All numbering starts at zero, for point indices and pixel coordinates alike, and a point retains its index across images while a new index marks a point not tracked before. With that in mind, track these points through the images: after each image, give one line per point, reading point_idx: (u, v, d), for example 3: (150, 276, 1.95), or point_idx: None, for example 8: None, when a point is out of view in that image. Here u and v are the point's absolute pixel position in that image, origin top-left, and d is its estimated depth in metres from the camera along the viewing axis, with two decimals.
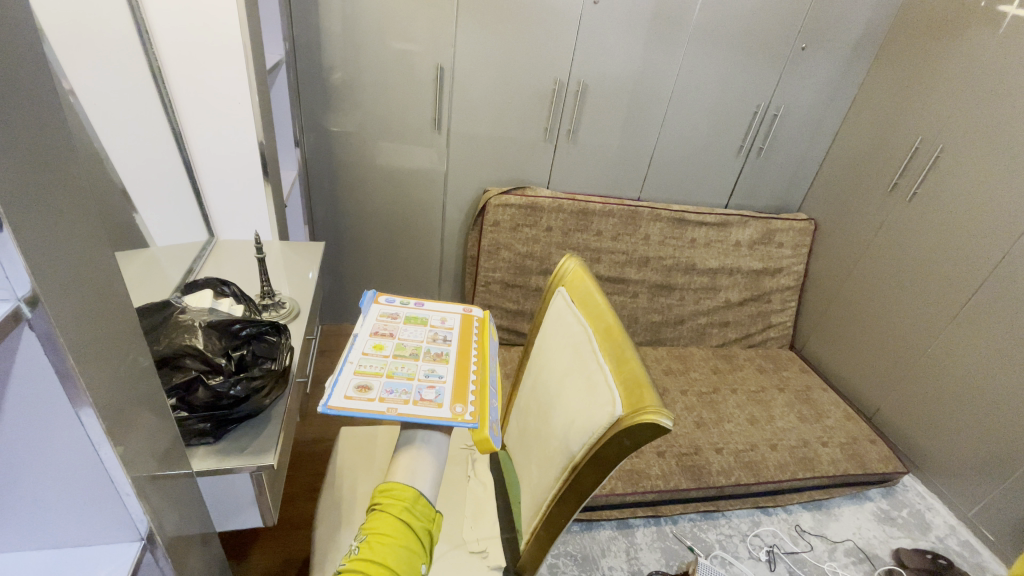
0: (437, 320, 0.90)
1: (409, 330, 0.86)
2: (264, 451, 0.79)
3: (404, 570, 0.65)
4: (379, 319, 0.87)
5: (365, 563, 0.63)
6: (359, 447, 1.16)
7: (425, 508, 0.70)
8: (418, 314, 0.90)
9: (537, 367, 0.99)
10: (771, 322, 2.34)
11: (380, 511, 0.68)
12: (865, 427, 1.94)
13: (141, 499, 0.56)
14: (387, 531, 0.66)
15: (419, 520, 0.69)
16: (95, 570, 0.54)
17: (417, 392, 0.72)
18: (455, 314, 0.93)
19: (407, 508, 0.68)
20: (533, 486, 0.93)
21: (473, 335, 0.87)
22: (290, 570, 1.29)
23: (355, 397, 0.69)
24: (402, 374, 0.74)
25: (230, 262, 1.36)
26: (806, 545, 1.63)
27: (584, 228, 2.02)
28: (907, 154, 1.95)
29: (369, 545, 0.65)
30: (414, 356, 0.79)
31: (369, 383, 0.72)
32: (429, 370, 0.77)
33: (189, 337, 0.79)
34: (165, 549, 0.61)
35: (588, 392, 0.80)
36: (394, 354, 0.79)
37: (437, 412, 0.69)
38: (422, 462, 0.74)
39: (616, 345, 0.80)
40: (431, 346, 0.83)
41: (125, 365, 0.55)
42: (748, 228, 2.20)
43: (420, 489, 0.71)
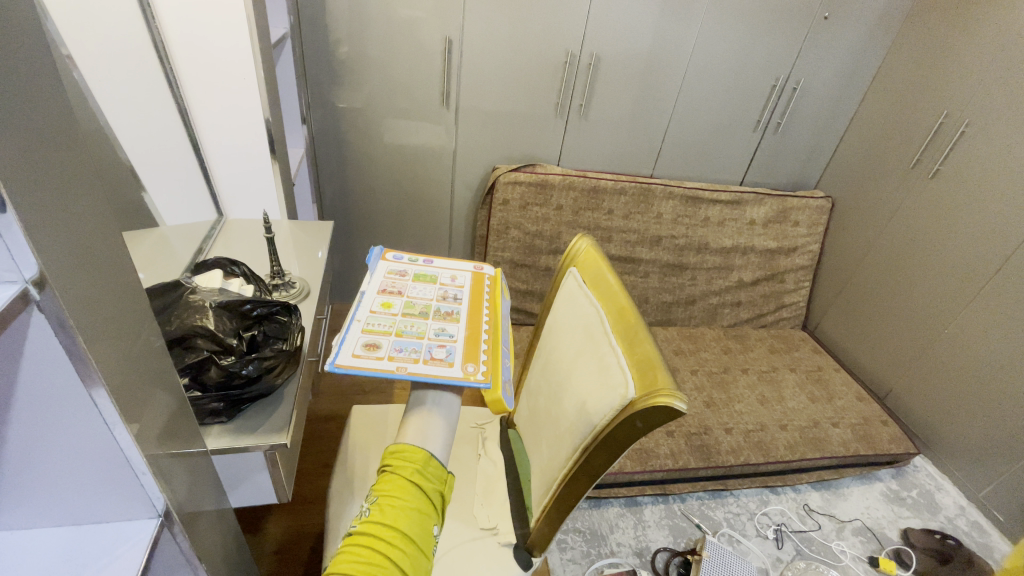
0: (446, 279, 0.90)
1: (418, 288, 0.85)
2: (277, 430, 0.80)
3: (415, 532, 0.65)
4: (387, 276, 0.87)
5: (375, 526, 0.64)
6: (370, 425, 1.16)
7: (436, 469, 0.70)
8: (426, 272, 0.90)
9: (549, 350, 0.98)
10: (784, 302, 2.31)
11: (390, 473, 0.68)
12: (876, 408, 1.93)
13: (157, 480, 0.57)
14: (396, 493, 0.66)
15: (431, 482, 0.69)
16: (115, 546, 0.56)
17: (427, 350, 0.71)
18: (466, 273, 0.92)
19: (418, 470, 0.68)
20: (543, 465, 0.93)
21: (484, 294, 0.87)
22: (304, 543, 1.32)
23: (366, 353, 0.68)
24: (411, 333, 0.74)
25: (238, 241, 1.36)
26: (814, 524, 1.62)
27: (595, 207, 1.99)
28: (930, 131, 1.87)
29: (381, 508, 0.65)
30: (423, 315, 0.79)
31: (378, 341, 0.71)
32: (440, 329, 0.76)
33: (199, 317, 0.76)
34: (180, 522, 0.63)
35: (599, 375, 0.79)
36: (403, 313, 0.78)
37: (448, 370, 0.68)
38: (433, 423, 0.73)
39: (629, 327, 0.78)
40: (442, 304, 0.82)
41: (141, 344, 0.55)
42: (762, 207, 2.15)
43: (431, 452, 0.70)
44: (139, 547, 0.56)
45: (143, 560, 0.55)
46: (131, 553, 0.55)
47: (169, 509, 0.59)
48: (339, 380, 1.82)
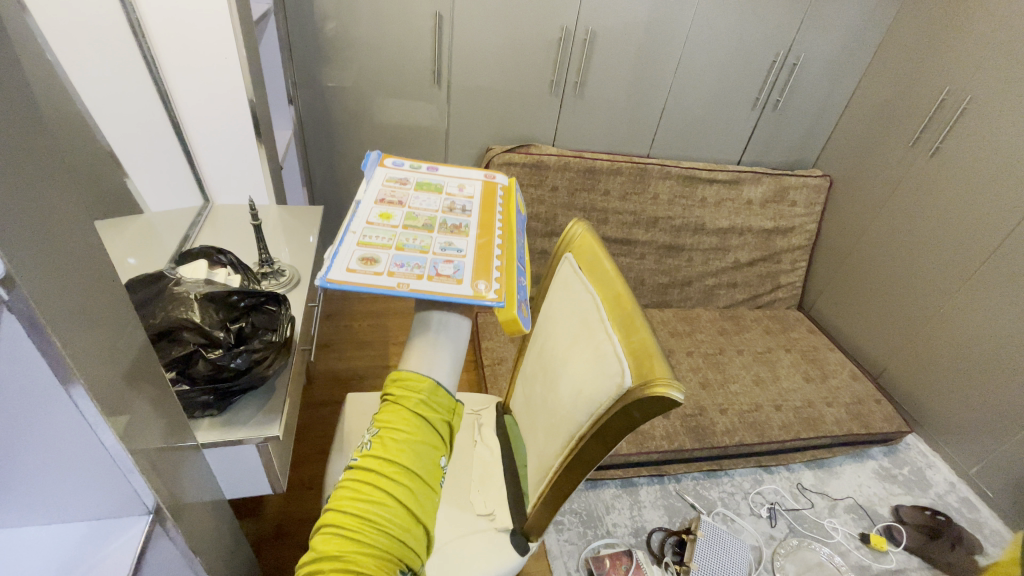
0: (452, 188, 0.82)
1: (420, 198, 0.78)
2: (270, 422, 0.79)
3: (422, 466, 0.59)
4: (387, 184, 0.79)
5: (376, 462, 0.57)
6: (366, 412, 1.15)
7: (444, 399, 0.62)
8: (430, 180, 0.81)
9: (545, 337, 0.96)
10: (780, 282, 2.31)
11: (392, 403, 0.61)
12: (870, 387, 1.95)
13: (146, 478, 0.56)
14: (399, 426, 0.59)
15: (438, 413, 0.62)
16: (107, 544, 0.55)
17: (432, 267, 0.65)
18: (475, 182, 0.84)
19: (422, 401, 0.61)
20: (539, 452, 0.92)
21: (495, 205, 0.79)
22: (303, 528, 1.33)
23: (363, 268, 0.61)
24: (414, 247, 0.67)
25: (226, 228, 1.33)
26: (807, 502, 1.64)
27: (591, 187, 1.96)
28: (931, 108, 1.84)
29: (381, 442, 0.59)
30: (428, 228, 0.71)
31: (377, 255, 0.64)
32: (446, 243, 0.69)
33: (185, 309, 0.74)
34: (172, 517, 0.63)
35: (595, 364, 0.78)
36: (404, 225, 0.70)
37: (456, 288, 0.61)
38: (438, 349, 0.64)
39: (625, 314, 0.77)
40: (448, 216, 0.75)
41: (125, 341, 0.53)
42: (760, 186, 2.12)
43: (438, 380, 0.62)
44: (128, 547, 0.56)
45: (132, 560, 0.55)
46: (120, 553, 0.54)
47: (160, 506, 0.59)
48: (334, 365, 1.81)
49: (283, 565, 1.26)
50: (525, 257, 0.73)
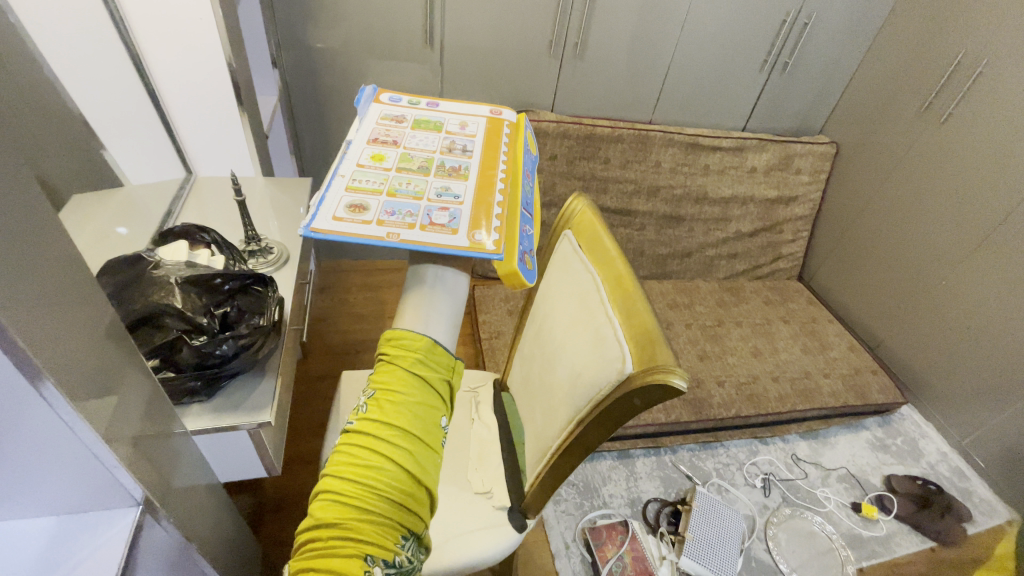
0: (452, 128, 0.79)
1: (417, 139, 0.75)
2: (261, 408, 0.77)
3: (423, 428, 0.55)
4: (381, 124, 0.77)
5: (373, 425, 0.53)
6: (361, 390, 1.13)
7: (443, 357, 0.58)
8: (428, 120, 0.79)
9: (543, 317, 0.93)
10: (781, 253, 2.27)
11: (388, 362, 0.56)
12: (867, 358, 1.95)
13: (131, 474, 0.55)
14: (396, 386, 0.55)
15: (437, 372, 0.57)
16: (98, 537, 0.55)
17: (425, 213, 0.62)
18: (477, 121, 0.81)
19: (419, 360, 0.56)
20: (537, 433, 0.91)
21: (498, 144, 0.76)
22: (302, 503, 1.34)
23: (353, 215, 0.59)
24: (407, 192, 0.64)
25: (210, 201, 1.27)
26: (801, 472, 1.66)
27: (591, 156, 1.89)
28: (946, 71, 1.76)
29: (378, 404, 0.54)
30: (423, 172, 0.69)
31: (367, 203, 0.62)
32: (442, 188, 0.67)
33: (165, 294, 0.71)
34: (163, 506, 0.62)
35: (594, 348, 0.75)
36: (398, 168, 0.69)
37: (447, 235, 0.59)
38: (434, 304, 0.59)
39: (626, 296, 0.74)
40: (445, 158, 0.72)
41: (105, 337, 0.51)
42: (764, 153, 2.06)
43: (435, 338, 0.58)
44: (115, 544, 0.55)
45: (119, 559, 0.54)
46: (110, 548, 0.54)
47: (149, 498, 0.59)
48: (329, 339, 1.79)
49: (284, 537, 1.28)
50: (528, 199, 0.70)
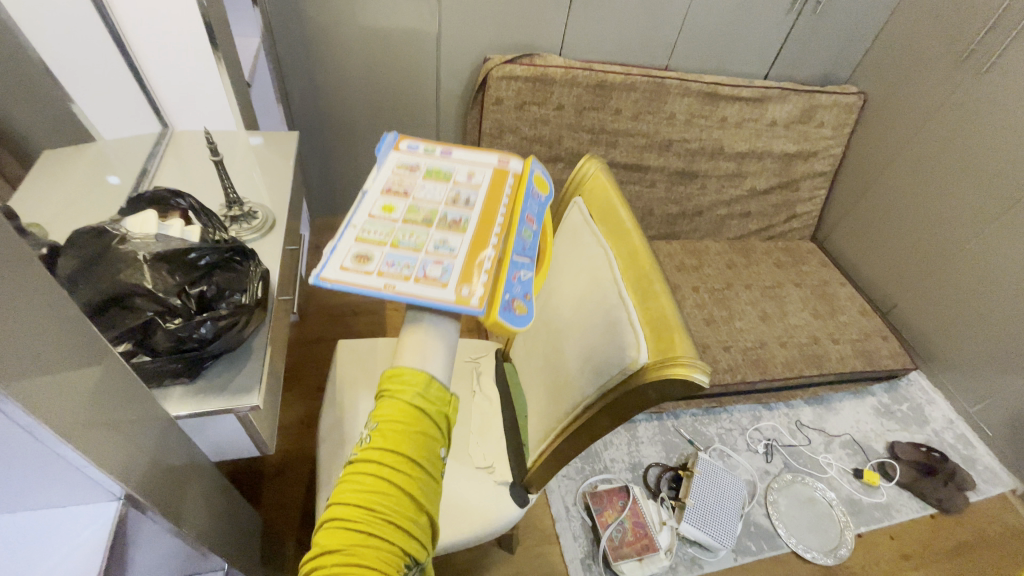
0: (465, 174, 0.70)
1: (428, 188, 0.67)
2: (247, 391, 0.72)
3: (424, 459, 0.54)
4: (396, 169, 0.69)
5: (376, 456, 0.53)
6: (358, 360, 1.09)
7: (441, 391, 0.57)
8: (443, 167, 0.70)
9: (549, 291, 0.87)
10: (796, 212, 2.17)
11: (388, 395, 0.55)
12: (878, 323, 1.90)
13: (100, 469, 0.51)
14: (396, 418, 0.53)
15: (436, 406, 0.56)
16: (80, 534, 0.52)
17: (421, 268, 0.57)
18: (492, 167, 0.71)
19: (420, 394, 0.55)
20: (541, 412, 0.87)
21: (506, 194, 0.67)
22: (304, 466, 1.34)
23: (353, 267, 0.55)
24: (408, 245, 0.59)
25: (190, 157, 1.18)
26: (804, 438, 1.65)
27: (601, 106, 1.75)
28: (996, 12, 1.59)
29: (380, 435, 0.54)
30: (427, 223, 0.62)
31: (371, 250, 0.57)
32: (442, 242, 0.60)
33: (133, 271, 0.63)
34: (142, 494, 0.59)
35: (604, 332, 0.69)
36: (404, 219, 0.62)
37: (436, 291, 0.54)
38: (431, 344, 0.56)
39: (643, 278, 0.67)
40: (451, 210, 0.64)
41: (56, 326, 0.45)
42: (786, 105, 1.91)
43: (434, 373, 0.56)
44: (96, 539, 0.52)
45: (104, 555, 0.51)
46: (94, 542, 0.52)
47: (128, 491, 0.57)
48: (326, 300, 1.74)
49: (287, 501, 1.28)
50: (532, 245, 0.62)
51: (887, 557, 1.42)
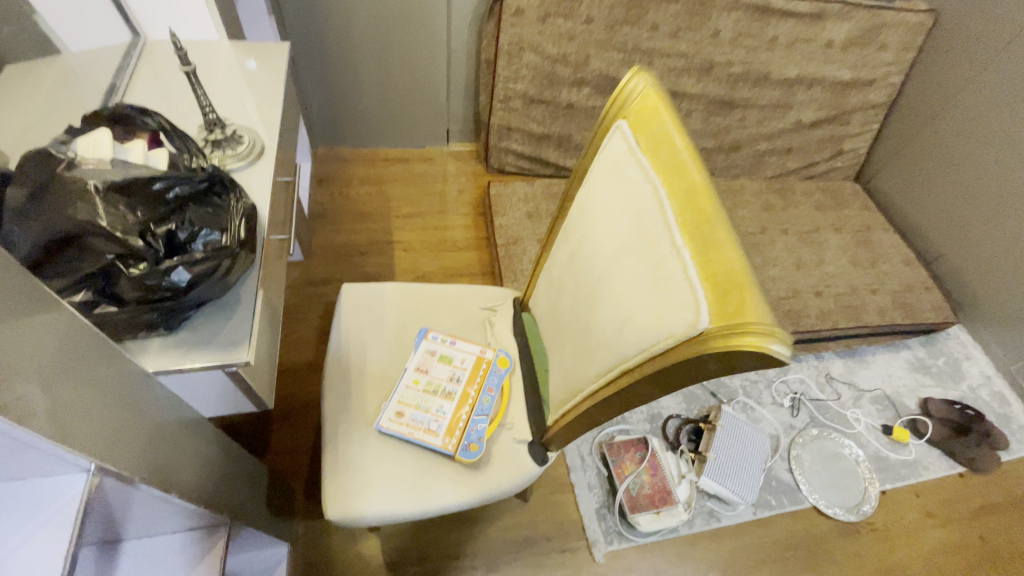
0: (467, 356, 0.93)
1: (441, 366, 0.92)
2: (235, 343, 0.64)
3: None
4: (425, 353, 0.93)
5: None
6: (362, 305, 0.99)
7: None
8: (451, 354, 0.93)
9: (578, 233, 0.74)
10: (842, 148, 1.97)
11: None
12: (922, 273, 1.76)
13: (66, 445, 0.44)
14: None
15: None
16: (45, 515, 0.46)
17: (426, 423, 0.86)
18: (483, 354, 0.94)
19: None
20: (565, 371, 0.78)
21: (487, 383, 0.90)
22: (313, 410, 1.30)
23: (392, 423, 0.85)
24: (421, 408, 0.87)
25: (166, 72, 1.03)
26: (833, 392, 1.57)
27: (634, 20, 1.52)
28: None
29: None
30: (435, 392, 0.89)
31: (404, 410, 0.86)
32: (440, 406, 0.87)
33: (84, 208, 0.53)
34: (127, 466, 0.53)
35: (651, 287, 0.58)
36: (422, 386, 0.89)
37: (433, 445, 0.84)
38: None
39: (703, 224, 0.54)
40: (451, 385, 0.89)
41: None
42: (849, 22, 1.65)
43: None
44: (69, 510, 0.47)
45: (71, 536, 0.45)
46: (57, 524, 0.46)
47: (98, 467, 0.48)
48: (330, 239, 1.63)
49: (296, 445, 1.25)
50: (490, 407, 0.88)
51: (910, 514, 1.39)
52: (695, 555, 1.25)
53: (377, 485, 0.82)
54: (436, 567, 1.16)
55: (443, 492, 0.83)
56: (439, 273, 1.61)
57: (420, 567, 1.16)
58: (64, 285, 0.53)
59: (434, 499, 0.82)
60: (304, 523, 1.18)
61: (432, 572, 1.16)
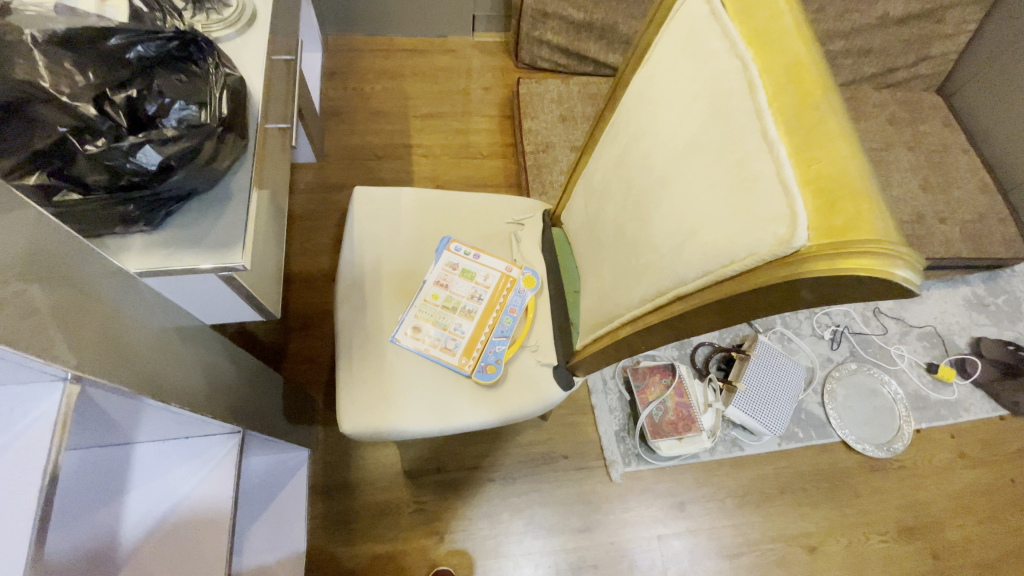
0: (490, 274, 0.86)
1: (462, 283, 0.85)
2: (228, 246, 0.59)
3: None
4: (444, 267, 0.85)
5: None
6: (376, 210, 0.89)
7: None
8: (473, 270, 0.85)
9: (631, 129, 0.61)
10: (931, 52, 1.68)
11: None
12: (999, 203, 1.56)
13: (50, 348, 0.39)
14: None
15: None
16: (19, 425, 0.42)
17: (442, 340, 0.81)
18: (507, 274, 0.86)
19: None
20: (602, 293, 0.69)
21: (510, 304, 0.83)
22: (329, 320, 1.26)
23: (409, 337, 0.80)
24: (438, 325, 0.81)
25: None
26: (878, 326, 1.47)
27: None
28: None
29: None
30: (454, 309, 0.83)
31: (421, 326, 0.81)
32: (458, 325, 0.82)
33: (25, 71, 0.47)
34: (115, 374, 0.47)
35: (726, 193, 0.46)
36: (440, 302, 0.83)
37: (449, 363, 0.79)
38: None
39: (808, 115, 0.42)
40: (470, 304, 0.83)
41: None
42: None
43: None
44: (46, 423, 0.42)
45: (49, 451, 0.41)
46: (34, 436, 0.41)
47: (76, 376, 0.43)
48: (343, 139, 1.49)
49: (314, 355, 1.23)
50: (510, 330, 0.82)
51: (942, 454, 1.34)
52: (713, 482, 1.24)
53: (393, 400, 0.77)
54: (454, 478, 1.17)
55: (462, 411, 0.78)
56: (460, 182, 1.48)
57: (438, 477, 1.17)
58: (17, 164, 0.48)
59: (452, 417, 0.78)
60: (324, 430, 1.18)
61: (450, 482, 1.17)
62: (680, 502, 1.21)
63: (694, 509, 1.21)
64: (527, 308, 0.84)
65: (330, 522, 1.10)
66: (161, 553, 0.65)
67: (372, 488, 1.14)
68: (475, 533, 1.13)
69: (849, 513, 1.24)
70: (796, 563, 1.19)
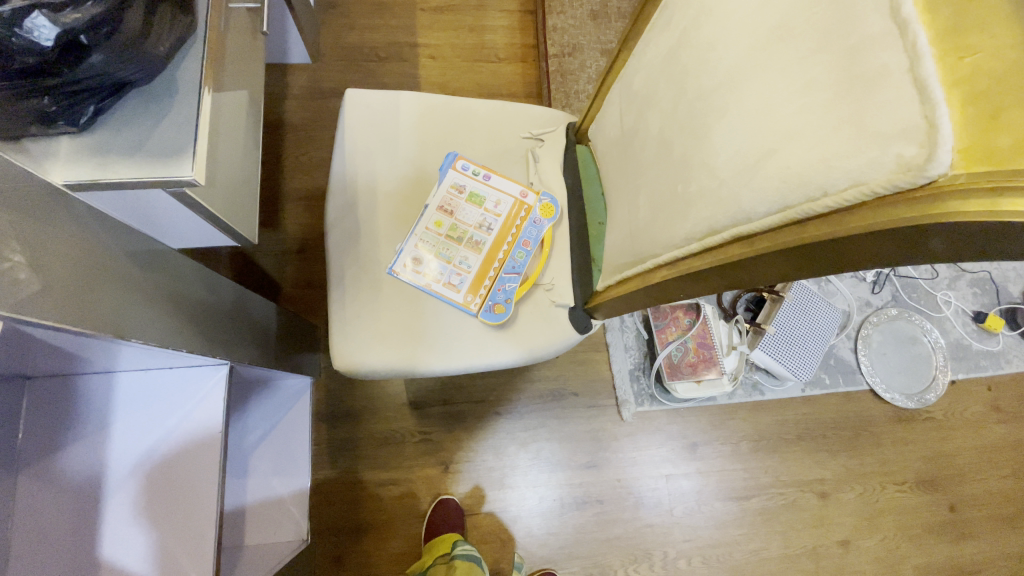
0: (502, 200, 0.74)
1: (469, 210, 0.74)
2: (176, 157, 0.51)
3: None
4: (450, 191, 0.73)
5: None
6: (370, 120, 0.76)
7: None
8: (483, 195, 0.74)
9: (690, 11, 0.47)
10: None
11: None
12: None
13: (7, 259, 0.38)
14: None
15: None
16: None
17: (447, 274, 0.71)
18: (521, 200, 0.74)
19: None
20: (634, 226, 0.58)
21: (524, 235, 0.73)
22: None
23: (409, 271, 0.71)
24: (442, 257, 0.72)
25: None
26: (927, 269, 1.33)
27: None
28: None
29: None
30: (460, 240, 0.73)
31: (423, 257, 0.72)
32: (465, 258, 0.72)
33: None
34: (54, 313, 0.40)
35: (823, 97, 0.33)
36: (445, 230, 0.73)
37: (454, 300, 0.71)
38: None
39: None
40: (478, 235, 0.73)
41: None
42: None
43: None
44: None
45: None
46: None
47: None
48: (340, 36, 1.31)
49: (314, 280, 1.16)
50: (523, 265, 0.72)
51: (975, 408, 1.26)
52: (728, 425, 1.19)
53: (393, 337, 0.70)
54: (460, 410, 1.14)
55: (468, 352, 0.71)
56: (472, 90, 1.31)
57: (444, 409, 1.13)
58: None
59: (458, 358, 0.71)
60: (326, 357, 1.14)
61: (456, 414, 1.13)
62: (692, 444, 1.17)
63: (706, 451, 1.17)
64: (544, 241, 0.73)
65: (334, 449, 1.09)
66: (154, 485, 0.59)
67: (376, 417, 1.11)
68: (481, 465, 1.12)
69: (867, 462, 1.20)
70: (806, 508, 1.17)
